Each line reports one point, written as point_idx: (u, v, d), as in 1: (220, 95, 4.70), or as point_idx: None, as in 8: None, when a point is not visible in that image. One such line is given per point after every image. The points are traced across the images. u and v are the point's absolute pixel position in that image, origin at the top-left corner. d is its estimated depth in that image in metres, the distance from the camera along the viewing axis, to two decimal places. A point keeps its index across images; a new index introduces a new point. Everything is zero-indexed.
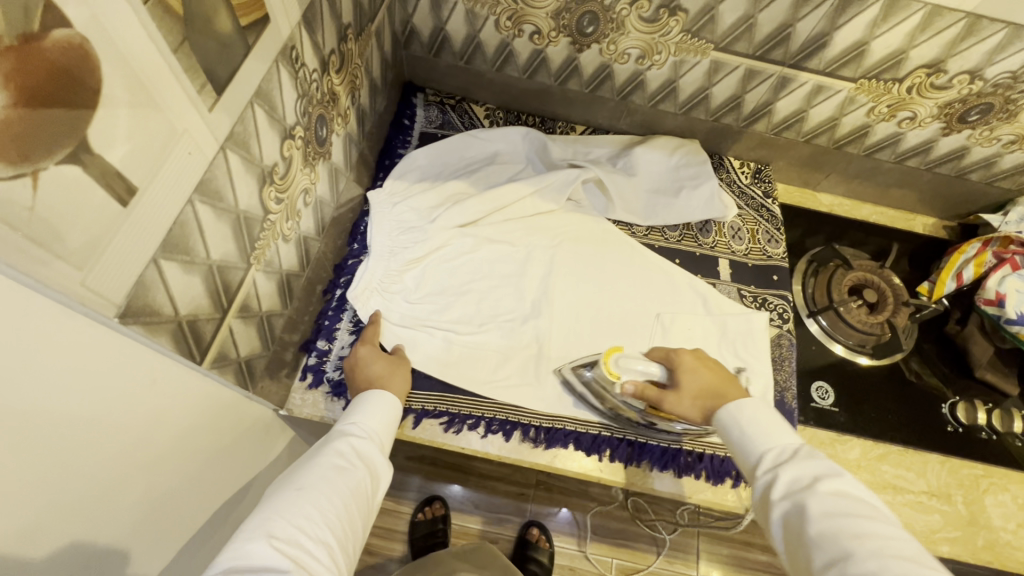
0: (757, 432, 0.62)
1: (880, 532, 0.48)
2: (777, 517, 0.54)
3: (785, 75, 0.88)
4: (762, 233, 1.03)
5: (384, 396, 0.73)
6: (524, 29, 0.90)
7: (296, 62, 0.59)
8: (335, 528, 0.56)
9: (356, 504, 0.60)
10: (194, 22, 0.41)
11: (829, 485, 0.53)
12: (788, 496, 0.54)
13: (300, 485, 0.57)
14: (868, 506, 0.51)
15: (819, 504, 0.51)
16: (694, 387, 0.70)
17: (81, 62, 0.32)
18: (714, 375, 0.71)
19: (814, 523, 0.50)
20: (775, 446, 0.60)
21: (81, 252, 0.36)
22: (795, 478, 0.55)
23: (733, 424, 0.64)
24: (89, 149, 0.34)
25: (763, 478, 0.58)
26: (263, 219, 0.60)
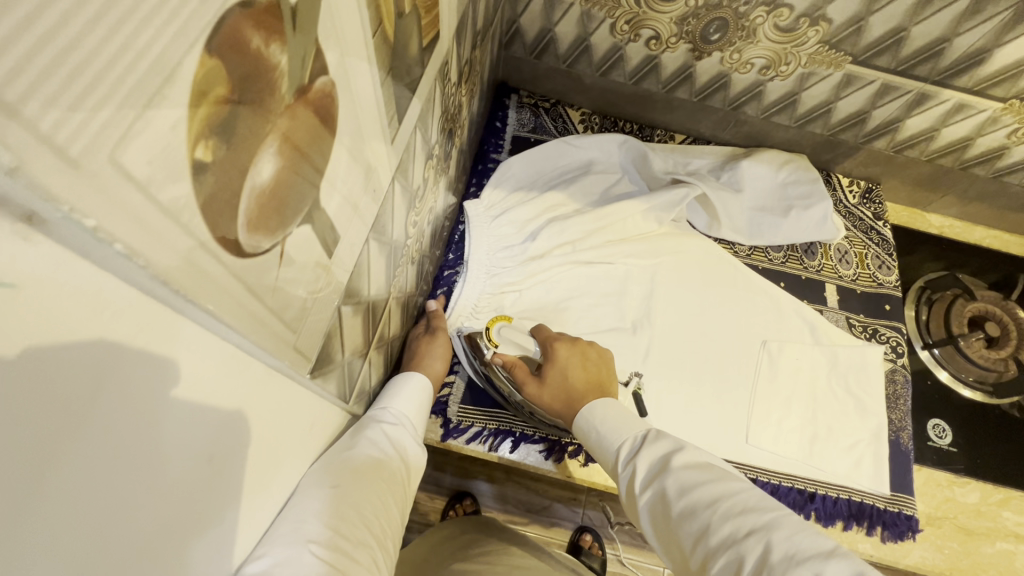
0: (609, 429, 0.64)
1: (731, 489, 0.52)
2: (645, 512, 0.56)
3: (925, 92, 0.82)
4: (872, 257, 0.97)
5: (417, 380, 0.70)
6: (642, 34, 0.84)
7: (446, 78, 0.55)
8: (365, 530, 0.51)
9: (382, 505, 0.55)
10: (398, 50, 0.37)
11: (679, 460, 0.56)
12: (649, 486, 0.57)
13: (335, 482, 0.50)
14: (710, 467, 0.55)
15: (675, 482, 0.54)
16: (558, 381, 0.72)
17: (328, 111, 0.28)
18: (584, 374, 0.72)
19: (676, 503, 0.53)
20: (628, 437, 0.62)
21: (296, 317, 0.32)
22: (651, 463, 0.58)
23: (590, 422, 0.66)
24: (319, 204, 0.31)
25: (626, 471, 0.60)
26: (402, 246, 0.57)
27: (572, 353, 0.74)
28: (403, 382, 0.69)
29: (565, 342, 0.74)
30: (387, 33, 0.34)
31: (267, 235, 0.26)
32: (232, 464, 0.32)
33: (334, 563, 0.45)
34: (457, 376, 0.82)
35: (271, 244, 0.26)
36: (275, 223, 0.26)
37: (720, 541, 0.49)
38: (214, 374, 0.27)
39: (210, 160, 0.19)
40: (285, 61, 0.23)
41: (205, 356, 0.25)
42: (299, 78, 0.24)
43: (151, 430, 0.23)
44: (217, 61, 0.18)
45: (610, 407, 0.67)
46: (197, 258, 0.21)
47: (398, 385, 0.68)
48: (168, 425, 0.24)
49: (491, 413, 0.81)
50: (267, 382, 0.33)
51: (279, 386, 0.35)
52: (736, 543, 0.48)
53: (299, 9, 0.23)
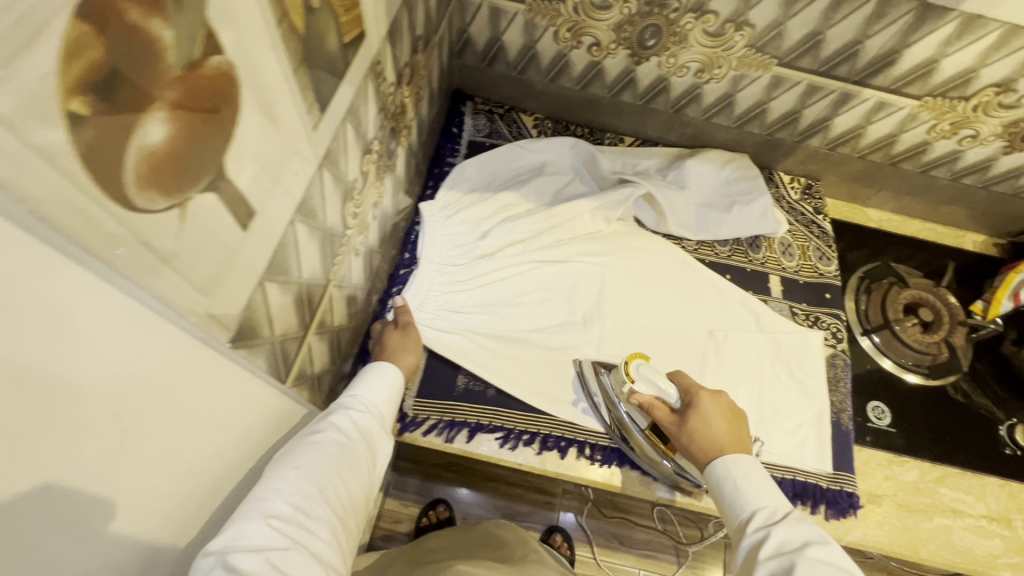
0: (748, 492, 0.63)
1: None
2: (760, 571, 0.55)
3: (848, 92, 0.87)
4: (813, 249, 1.01)
5: (386, 369, 0.71)
6: (583, 41, 0.89)
7: (379, 76, 0.58)
8: (330, 507, 0.54)
9: (354, 483, 0.59)
10: (311, 42, 0.40)
11: (817, 551, 0.54)
12: (775, 556, 0.55)
13: (302, 462, 0.54)
14: (846, 575, 0.52)
15: (807, 565, 0.52)
16: (700, 431, 0.71)
17: (226, 87, 0.31)
18: (728, 431, 0.70)
19: None
20: (768, 507, 0.61)
21: (205, 284, 0.35)
22: (784, 540, 0.56)
23: (727, 477, 0.65)
24: (225, 174, 0.33)
25: (752, 536, 0.59)
26: (342, 236, 0.59)
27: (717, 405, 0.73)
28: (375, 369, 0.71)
29: (710, 393, 0.73)
30: (296, 24, 0.37)
31: (163, 195, 0.28)
32: (161, 429, 0.35)
33: (293, 538, 0.49)
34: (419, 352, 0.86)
35: (168, 205, 0.29)
36: (171, 185, 0.29)
37: None
38: (123, 333, 0.29)
39: (87, 115, 0.22)
40: (169, 36, 0.26)
41: (108, 312, 0.27)
42: (187, 53, 0.27)
43: (51, 383, 0.25)
44: (89, 27, 0.21)
45: (753, 469, 0.65)
46: (71, 200, 0.23)
47: (370, 373, 0.70)
48: (73, 378, 0.26)
49: (445, 405, 0.82)
50: (191, 350, 0.35)
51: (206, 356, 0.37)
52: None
53: None
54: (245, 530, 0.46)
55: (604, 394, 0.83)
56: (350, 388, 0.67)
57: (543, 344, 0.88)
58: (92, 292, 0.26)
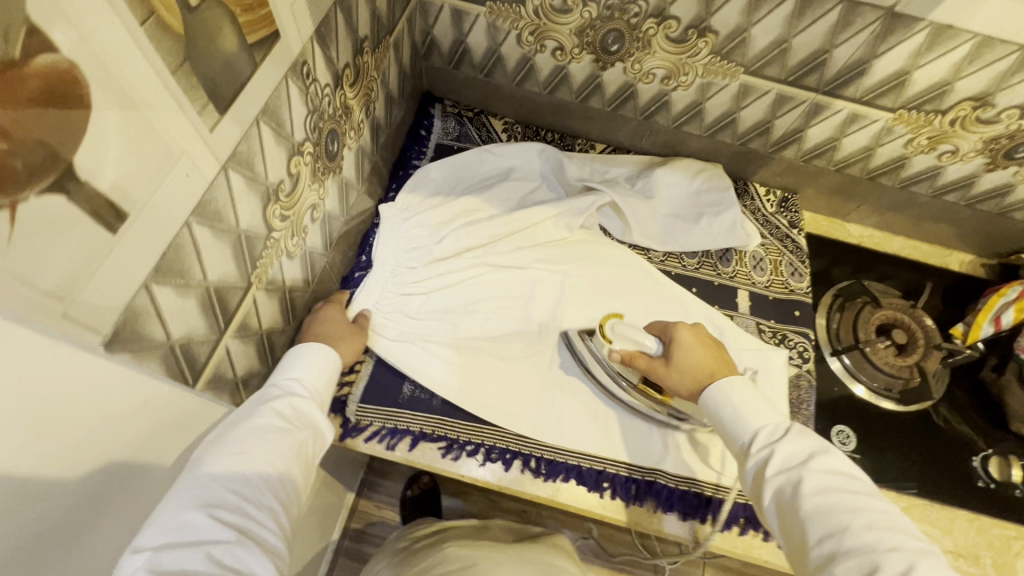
0: (746, 414, 0.66)
1: (864, 502, 0.55)
2: (772, 490, 0.59)
3: (818, 102, 0.84)
4: (785, 264, 0.98)
5: (321, 350, 0.67)
6: (547, 45, 0.87)
7: (307, 77, 0.57)
8: (279, 494, 0.53)
9: (303, 463, 0.58)
10: (194, 41, 0.39)
11: (822, 463, 0.59)
12: (783, 473, 0.59)
13: (239, 450, 0.53)
14: (847, 478, 0.58)
15: (815, 480, 0.57)
16: (685, 363, 0.74)
17: (66, 89, 0.30)
18: (710, 355, 0.74)
19: (810, 500, 0.56)
20: (767, 426, 0.64)
21: (59, 287, 0.34)
22: (789, 455, 0.61)
23: (724, 404, 0.68)
24: (76, 177, 0.33)
25: (757, 456, 0.63)
26: (267, 238, 0.59)
27: (699, 338, 0.76)
28: (302, 351, 0.67)
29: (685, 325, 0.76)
30: (169, 23, 0.36)
31: None
32: (17, 432, 0.34)
33: (240, 527, 0.48)
34: (368, 355, 0.85)
35: None
36: None
37: (854, 546, 0.52)
38: None
39: None
40: None
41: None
42: (3, 54, 0.26)
43: None
44: None
45: (748, 390, 0.68)
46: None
47: (299, 354, 0.67)
48: None
49: (390, 412, 0.81)
50: (45, 351, 0.34)
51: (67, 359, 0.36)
52: (869, 547, 0.51)
53: None
54: (179, 526, 0.46)
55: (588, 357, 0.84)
56: (284, 370, 0.65)
57: (496, 354, 0.86)
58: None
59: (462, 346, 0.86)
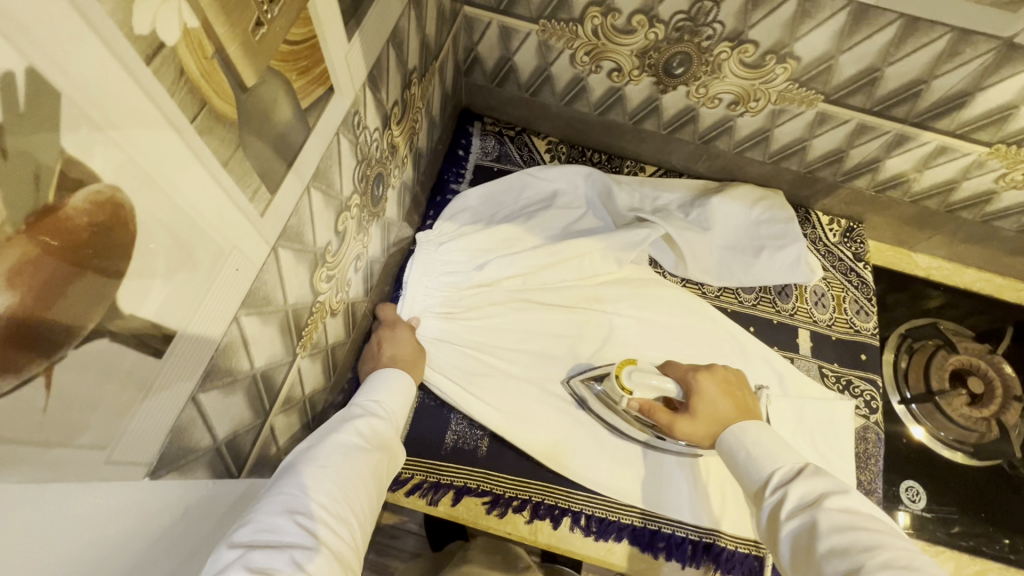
0: (762, 453, 0.56)
1: (891, 544, 0.43)
2: (786, 537, 0.48)
3: (904, 133, 0.76)
4: (850, 301, 0.91)
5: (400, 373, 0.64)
6: (602, 66, 0.80)
7: (357, 127, 0.51)
8: (356, 509, 0.47)
9: (379, 487, 0.52)
10: (249, 123, 0.33)
11: (836, 501, 0.48)
12: (797, 515, 0.48)
13: (325, 461, 0.48)
14: (885, 528, 0.46)
15: (829, 518, 0.46)
16: (709, 413, 0.64)
17: (110, 219, 0.25)
18: (736, 405, 0.64)
19: (824, 540, 0.45)
20: (783, 464, 0.54)
21: (100, 434, 0.29)
22: (804, 496, 0.50)
23: (738, 445, 0.58)
24: (118, 314, 0.27)
25: (771, 499, 0.52)
26: (312, 304, 0.53)
27: (715, 382, 0.67)
28: (384, 374, 0.64)
29: (706, 372, 0.66)
30: (223, 110, 0.30)
31: (10, 373, 0.22)
32: None
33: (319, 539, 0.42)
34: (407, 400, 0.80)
35: (18, 382, 0.23)
36: (24, 358, 0.23)
37: None
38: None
39: None
40: None
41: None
42: (31, 203, 0.21)
43: None
44: None
45: (764, 431, 0.59)
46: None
47: (379, 377, 0.63)
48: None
49: (432, 465, 0.76)
50: (90, 499, 0.29)
51: (116, 499, 0.31)
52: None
53: (8, 131, 0.19)
54: (265, 528, 0.40)
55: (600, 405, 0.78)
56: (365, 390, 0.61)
57: (542, 401, 0.80)
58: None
59: (503, 390, 0.80)
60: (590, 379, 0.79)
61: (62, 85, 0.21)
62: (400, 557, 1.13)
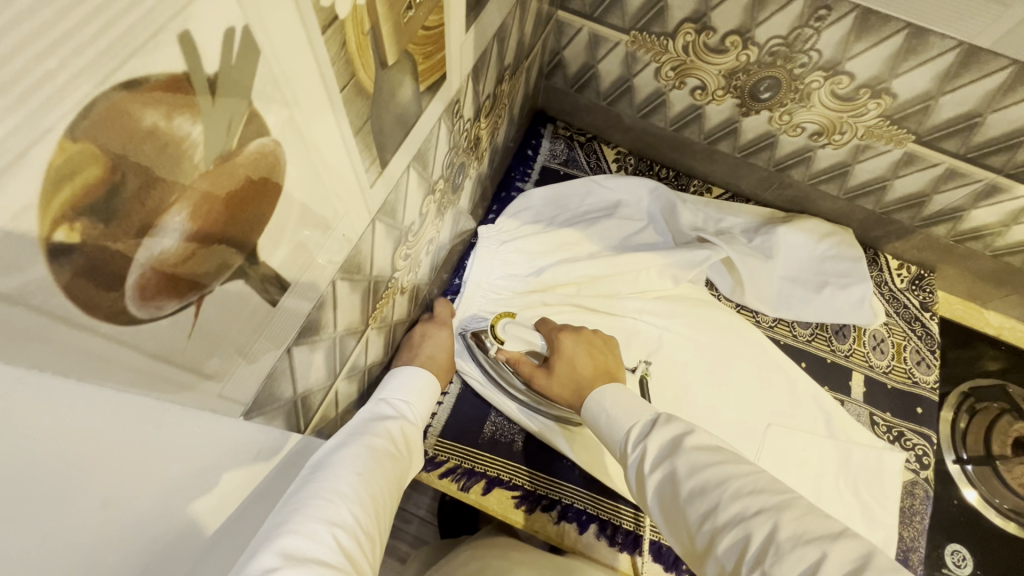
0: (617, 412, 0.57)
1: (739, 471, 0.46)
2: (652, 490, 0.49)
3: (997, 183, 0.73)
4: (911, 351, 0.88)
5: (424, 373, 0.65)
6: (686, 83, 0.80)
7: (456, 115, 0.53)
8: (379, 526, 0.45)
9: (395, 499, 0.50)
10: (380, 100, 0.35)
11: (689, 441, 0.49)
12: (658, 467, 0.49)
13: (358, 466, 0.47)
14: (732, 455, 0.48)
15: (684, 462, 0.47)
16: (567, 367, 0.71)
17: (269, 170, 0.27)
18: (592, 361, 0.71)
19: (683, 485, 0.46)
20: (637, 420, 0.55)
21: (220, 369, 0.31)
22: (662, 445, 0.50)
23: (599, 410, 0.58)
24: (256, 259, 0.29)
25: (633, 454, 0.53)
26: (388, 279, 0.55)
27: (575, 343, 0.71)
28: (407, 372, 0.64)
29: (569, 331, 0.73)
30: (365, 84, 0.32)
31: (174, 297, 0.24)
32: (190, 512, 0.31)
33: (352, 552, 0.39)
34: (452, 386, 0.82)
35: (178, 308, 0.25)
36: (185, 286, 0.25)
37: (728, 520, 0.42)
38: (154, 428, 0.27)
39: (78, 241, 0.18)
40: (199, 132, 0.21)
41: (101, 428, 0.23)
42: (221, 145, 0.23)
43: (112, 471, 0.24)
44: (88, 144, 0.17)
45: (624, 395, 0.59)
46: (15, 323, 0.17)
47: (401, 374, 0.63)
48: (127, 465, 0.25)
49: (468, 452, 0.77)
50: (209, 426, 0.32)
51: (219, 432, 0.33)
52: (744, 521, 0.42)
53: (220, 79, 0.21)
54: (306, 533, 0.38)
55: (485, 357, 0.80)
56: (387, 394, 0.60)
57: None
58: (78, 413, 0.21)
59: None
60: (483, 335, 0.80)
61: (263, 44, 0.23)
62: (405, 540, 1.14)
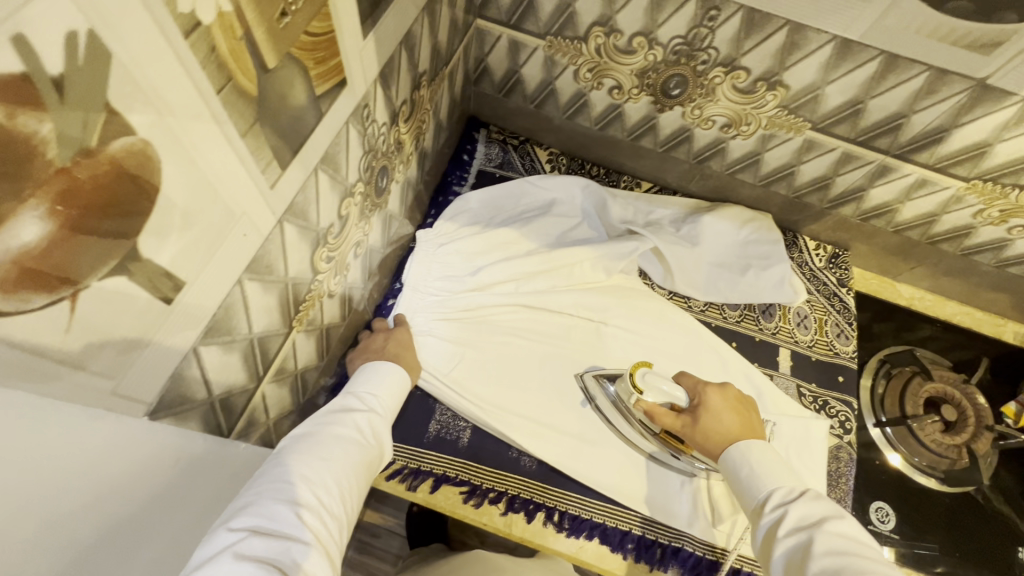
0: (764, 474, 0.60)
1: (876, 569, 0.46)
2: (781, 549, 0.52)
3: (887, 164, 0.80)
4: (832, 325, 0.94)
5: (396, 370, 0.66)
6: (604, 83, 0.84)
7: (367, 120, 0.55)
8: (347, 510, 0.47)
9: (369, 483, 0.52)
10: (267, 101, 0.37)
11: (834, 526, 0.51)
12: (794, 534, 0.52)
13: (327, 454, 0.48)
14: (871, 552, 0.49)
15: (824, 539, 0.49)
16: (714, 427, 0.66)
17: (140, 168, 0.28)
18: (741, 421, 0.66)
19: (816, 557, 0.48)
20: (783, 487, 0.58)
21: (111, 366, 0.32)
22: (803, 517, 0.53)
23: (742, 463, 0.62)
24: (137, 256, 0.31)
25: (768, 516, 0.56)
26: (311, 281, 0.57)
27: (724, 399, 0.68)
28: (376, 368, 0.65)
29: (718, 388, 0.68)
30: (244, 87, 0.34)
31: (45, 291, 0.26)
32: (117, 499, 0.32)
33: (316, 533, 0.42)
34: None
35: (51, 302, 0.26)
36: (56, 280, 0.26)
37: None
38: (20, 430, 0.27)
39: None
40: (48, 129, 0.23)
41: None
42: (79, 143, 0.24)
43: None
44: None
45: (770, 454, 0.62)
46: None
47: (370, 369, 0.65)
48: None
49: (413, 452, 0.79)
50: (103, 425, 0.32)
51: (123, 431, 0.34)
52: None
53: (68, 80, 0.23)
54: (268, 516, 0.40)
55: (608, 403, 0.82)
56: (360, 384, 0.62)
57: (528, 395, 0.83)
58: None
59: (490, 379, 0.83)
60: (603, 378, 0.83)
61: (115, 48, 0.24)
62: (372, 555, 1.13)
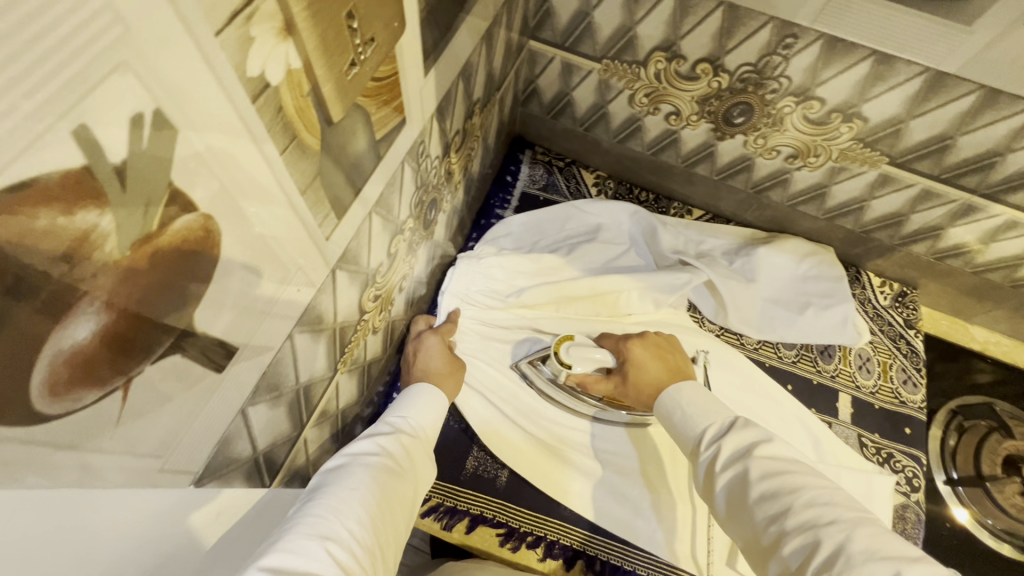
0: (696, 411, 0.53)
1: (814, 484, 0.43)
2: (720, 485, 0.46)
3: (972, 204, 0.73)
4: (897, 369, 0.87)
5: (429, 391, 0.60)
6: (660, 109, 0.80)
7: (421, 156, 0.53)
8: (381, 543, 0.41)
9: (406, 516, 0.46)
10: (329, 154, 0.34)
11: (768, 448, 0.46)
12: (732, 467, 0.46)
13: (357, 483, 0.43)
14: (802, 466, 0.45)
15: (761, 466, 0.44)
16: (640, 379, 0.62)
17: (199, 246, 0.26)
18: (664, 367, 0.63)
19: (756, 488, 0.43)
20: (714, 419, 0.51)
21: (158, 444, 0.30)
22: (738, 447, 0.47)
23: (674, 406, 0.54)
24: (192, 332, 0.28)
25: (705, 454, 0.49)
26: (357, 321, 0.54)
27: (645, 349, 0.66)
28: (410, 392, 0.59)
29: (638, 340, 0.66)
30: (309, 144, 0.31)
31: (95, 386, 0.23)
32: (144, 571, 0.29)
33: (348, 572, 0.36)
34: None
35: (100, 396, 0.24)
36: (107, 373, 0.24)
37: (796, 524, 0.40)
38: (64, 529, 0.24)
39: None
40: (108, 222, 0.20)
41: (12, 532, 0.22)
42: (138, 230, 0.22)
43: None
44: None
45: (697, 390, 0.55)
46: None
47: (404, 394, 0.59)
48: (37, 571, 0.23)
49: (449, 489, 0.75)
50: (148, 504, 0.30)
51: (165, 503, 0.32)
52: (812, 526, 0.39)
53: (131, 167, 0.21)
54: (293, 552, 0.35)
55: (544, 384, 0.80)
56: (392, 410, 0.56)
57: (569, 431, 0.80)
58: None
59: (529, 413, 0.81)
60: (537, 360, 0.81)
61: (179, 122, 0.22)
62: None
